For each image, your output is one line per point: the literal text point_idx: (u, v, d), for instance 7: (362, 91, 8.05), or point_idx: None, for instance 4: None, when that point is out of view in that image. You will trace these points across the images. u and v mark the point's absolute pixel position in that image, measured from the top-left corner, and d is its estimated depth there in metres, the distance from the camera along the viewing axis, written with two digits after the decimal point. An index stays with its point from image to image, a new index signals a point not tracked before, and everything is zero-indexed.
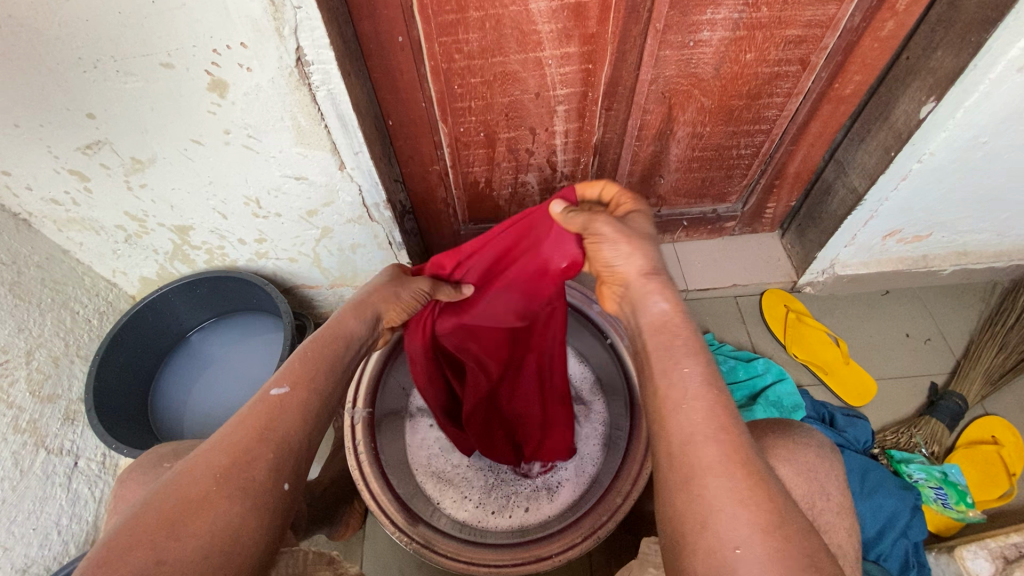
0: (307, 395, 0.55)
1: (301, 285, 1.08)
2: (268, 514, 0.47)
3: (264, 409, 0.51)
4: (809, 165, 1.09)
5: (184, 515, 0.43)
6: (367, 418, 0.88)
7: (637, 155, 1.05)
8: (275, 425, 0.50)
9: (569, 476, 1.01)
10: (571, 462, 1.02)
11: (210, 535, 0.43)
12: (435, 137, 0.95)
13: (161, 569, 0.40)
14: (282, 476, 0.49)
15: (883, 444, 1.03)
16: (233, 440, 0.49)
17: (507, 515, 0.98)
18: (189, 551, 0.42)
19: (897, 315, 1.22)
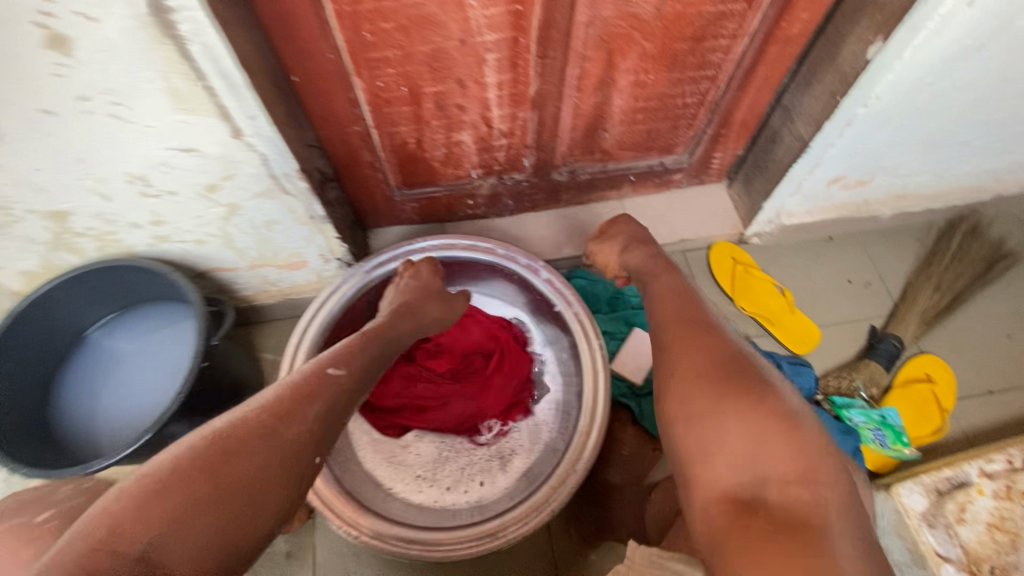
0: (350, 380, 0.67)
1: (215, 269, 0.97)
2: (294, 475, 0.56)
3: (299, 394, 0.61)
4: (755, 112, 1.05)
5: (228, 458, 0.52)
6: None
7: (578, 107, 0.97)
8: (313, 401, 0.61)
9: (523, 444, 0.99)
10: (526, 430, 1.00)
11: (246, 481, 0.52)
12: (351, 93, 0.84)
13: (203, 506, 0.48)
14: (305, 455, 0.57)
15: (826, 390, 1.05)
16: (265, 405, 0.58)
17: (462, 491, 0.95)
18: (221, 498, 0.49)
19: (840, 260, 1.23)
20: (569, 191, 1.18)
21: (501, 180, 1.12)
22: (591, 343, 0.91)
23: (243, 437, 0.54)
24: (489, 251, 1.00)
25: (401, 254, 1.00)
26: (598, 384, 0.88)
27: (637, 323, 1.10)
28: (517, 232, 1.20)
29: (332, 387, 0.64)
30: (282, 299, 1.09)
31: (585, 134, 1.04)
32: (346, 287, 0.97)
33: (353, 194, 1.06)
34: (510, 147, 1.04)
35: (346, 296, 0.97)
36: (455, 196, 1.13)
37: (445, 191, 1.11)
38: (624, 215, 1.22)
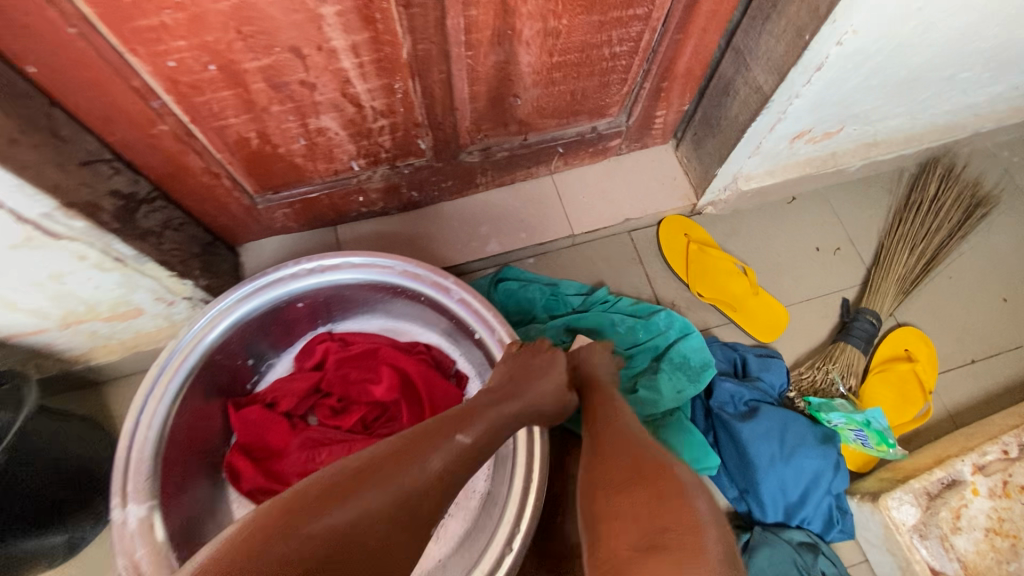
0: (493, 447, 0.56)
1: (14, 337, 0.71)
2: (395, 525, 0.45)
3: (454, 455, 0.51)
4: (702, 57, 0.83)
5: (378, 470, 0.46)
6: (150, 518, 0.65)
7: (475, 71, 0.73)
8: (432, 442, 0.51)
9: (453, 503, 0.80)
10: (455, 482, 0.81)
11: (360, 506, 0.44)
12: (132, 81, 0.58)
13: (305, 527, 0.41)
14: (401, 507, 0.46)
15: (800, 387, 0.91)
16: (405, 462, 0.48)
17: None
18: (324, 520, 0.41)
19: (805, 224, 1.07)
20: (485, 173, 0.96)
21: (395, 169, 0.88)
22: None
23: (347, 487, 0.44)
24: (385, 269, 0.79)
25: (271, 282, 0.78)
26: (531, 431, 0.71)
27: (579, 330, 0.92)
28: (428, 229, 0.98)
29: (468, 451, 0.53)
30: (129, 353, 0.84)
31: (492, 104, 0.81)
32: (201, 337, 0.75)
33: (196, 209, 0.80)
34: (396, 130, 0.80)
35: (203, 349, 0.75)
36: (340, 195, 0.89)
37: (324, 190, 0.87)
38: (557, 195, 1.01)
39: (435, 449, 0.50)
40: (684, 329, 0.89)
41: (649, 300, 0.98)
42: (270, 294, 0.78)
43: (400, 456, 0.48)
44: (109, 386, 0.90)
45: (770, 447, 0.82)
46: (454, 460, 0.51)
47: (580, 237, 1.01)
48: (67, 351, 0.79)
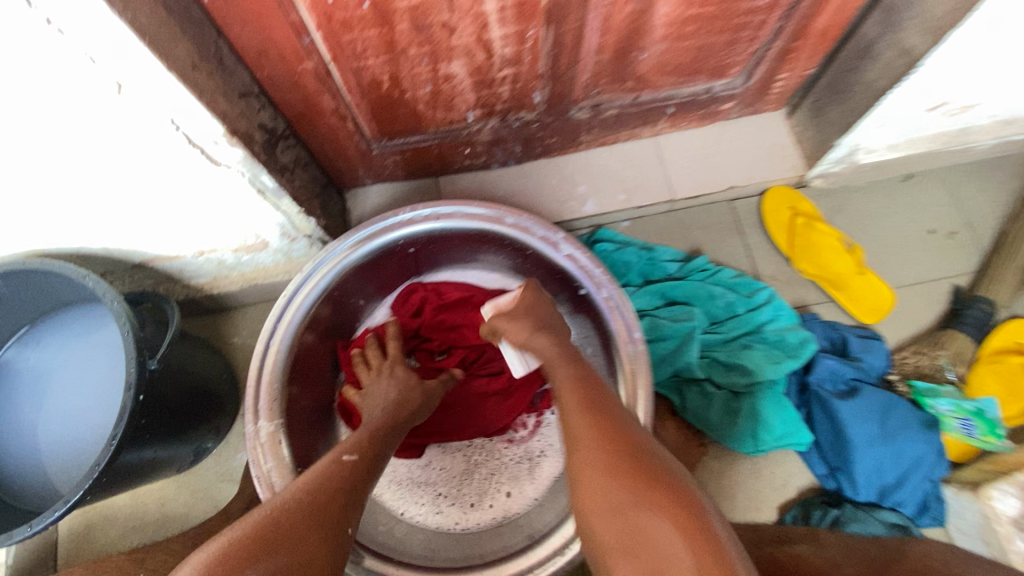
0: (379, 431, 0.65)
1: (154, 259, 0.78)
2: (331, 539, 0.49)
3: (330, 476, 0.55)
4: (843, 16, 0.78)
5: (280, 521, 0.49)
6: (277, 432, 0.71)
7: (608, 20, 0.71)
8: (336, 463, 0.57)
9: (552, 445, 0.84)
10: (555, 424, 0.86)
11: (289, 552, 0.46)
12: (291, 15, 0.60)
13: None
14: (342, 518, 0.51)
15: (903, 371, 0.88)
16: (303, 502, 0.51)
17: (487, 506, 0.82)
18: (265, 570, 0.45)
19: (919, 205, 1.01)
20: (591, 130, 0.94)
21: (505, 121, 0.88)
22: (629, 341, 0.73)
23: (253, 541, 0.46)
24: (495, 221, 0.79)
25: (386, 226, 0.79)
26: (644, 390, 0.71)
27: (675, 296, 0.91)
28: (529, 185, 0.98)
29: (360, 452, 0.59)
30: (247, 284, 0.90)
31: (615, 58, 0.79)
32: (320, 272, 0.77)
33: (319, 150, 0.83)
34: (516, 80, 0.79)
35: (324, 282, 0.77)
36: (449, 145, 0.90)
37: (435, 139, 0.88)
38: (659, 158, 0.99)
39: (320, 488, 0.53)
40: (777, 312, 0.87)
41: (748, 270, 0.96)
42: (383, 237, 0.79)
43: (291, 501, 0.51)
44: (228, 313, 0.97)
45: (870, 426, 0.80)
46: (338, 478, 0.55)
47: (680, 203, 0.99)
48: (200, 277, 0.85)
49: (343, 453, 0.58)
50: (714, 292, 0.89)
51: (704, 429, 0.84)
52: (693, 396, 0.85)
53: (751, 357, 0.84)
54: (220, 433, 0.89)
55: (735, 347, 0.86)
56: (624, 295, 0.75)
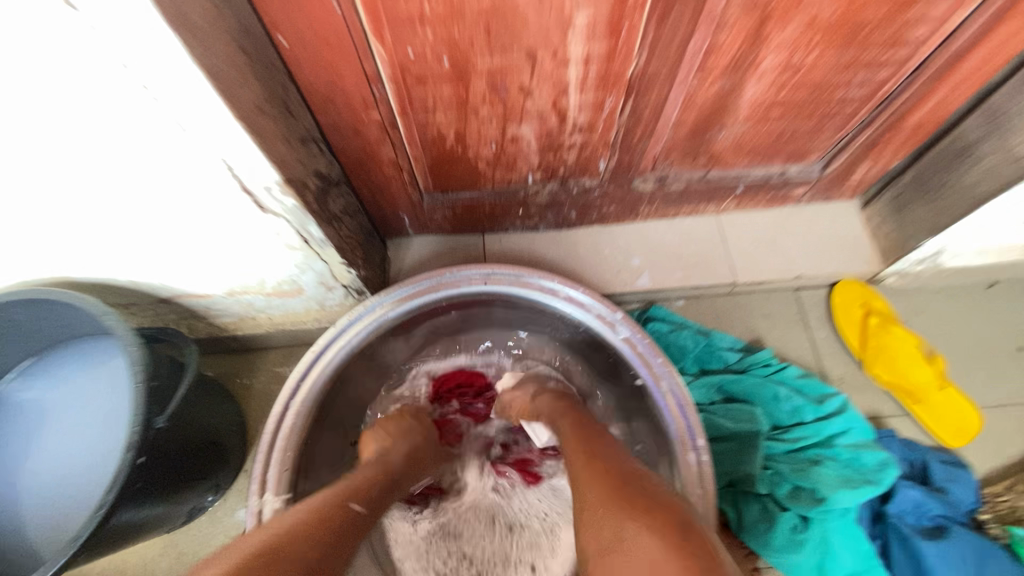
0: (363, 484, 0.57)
1: (182, 295, 0.73)
2: None
3: (342, 512, 0.49)
4: (942, 112, 0.73)
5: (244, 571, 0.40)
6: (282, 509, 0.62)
7: (692, 98, 0.67)
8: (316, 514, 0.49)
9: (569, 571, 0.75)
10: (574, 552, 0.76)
11: None
12: (366, 66, 0.57)
13: None
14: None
15: (998, 512, 0.76)
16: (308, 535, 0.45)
17: None
18: None
19: (1006, 318, 0.92)
20: (652, 203, 0.89)
21: (564, 187, 0.83)
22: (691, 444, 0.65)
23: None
24: (550, 293, 0.74)
25: (433, 284, 0.74)
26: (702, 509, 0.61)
27: (733, 392, 0.82)
28: (580, 253, 0.92)
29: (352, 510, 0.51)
30: (274, 328, 0.84)
31: (691, 135, 0.74)
32: (360, 325, 0.72)
33: (369, 198, 0.79)
34: (584, 147, 0.75)
35: (359, 337, 0.72)
36: (503, 204, 0.85)
37: (489, 198, 0.83)
38: (721, 238, 0.92)
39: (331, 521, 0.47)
40: (845, 424, 0.78)
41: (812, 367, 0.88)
42: (428, 297, 0.74)
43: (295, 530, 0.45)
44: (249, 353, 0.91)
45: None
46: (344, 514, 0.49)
47: (741, 287, 0.92)
48: (226, 318, 0.80)
49: (344, 498, 0.52)
50: (782, 395, 0.80)
51: (761, 553, 0.73)
52: (752, 511, 0.74)
53: (822, 475, 0.75)
54: (220, 487, 0.81)
55: (803, 461, 0.77)
56: (687, 391, 0.67)
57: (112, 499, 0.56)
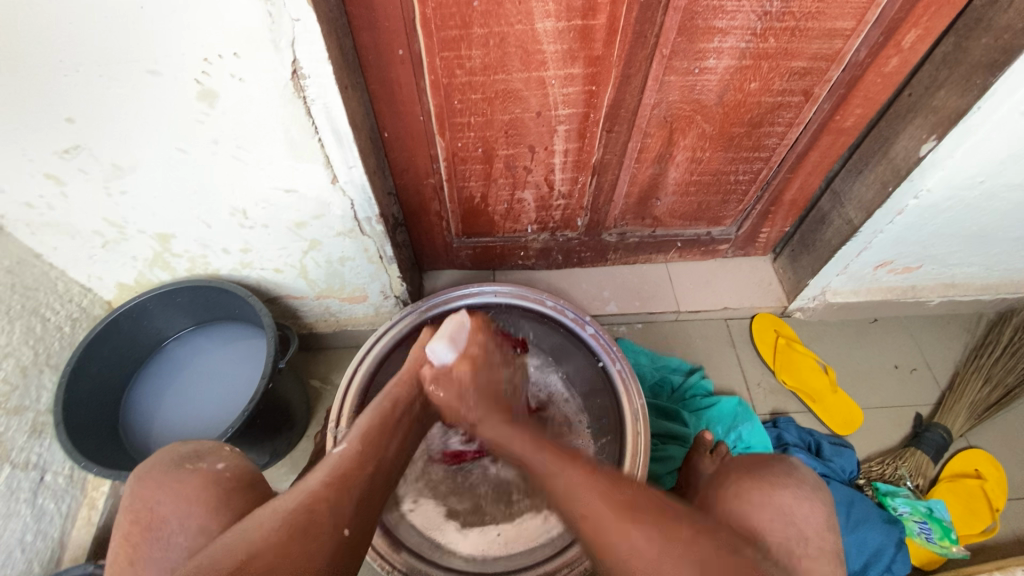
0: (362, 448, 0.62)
1: (287, 296, 1.03)
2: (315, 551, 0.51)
3: (334, 472, 0.58)
4: (805, 193, 1.09)
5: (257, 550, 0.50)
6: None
7: (635, 177, 1.03)
8: (341, 483, 0.57)
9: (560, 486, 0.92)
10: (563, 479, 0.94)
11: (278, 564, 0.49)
12: (431, 150, 0.93)
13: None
14: (338, 524, 0.53)
15: (869, 476, 1.04)
16: (300, 505, 0.54)
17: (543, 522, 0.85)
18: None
19: (884, 344, 1.23)
20: (617, 251, 1.23)
21: (553, 236, 1.18)
22: (633, 407, 0.90)
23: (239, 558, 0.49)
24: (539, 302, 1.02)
25: (456, 295, 1.03)
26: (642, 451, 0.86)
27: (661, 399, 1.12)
28: (566, 286, 1.25)
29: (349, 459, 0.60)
30: (338, 329, 1.15)
31: (639, 202, 1.10)
32: (403, 323, 1.00)
33: (416, 237, 1.13)
34: (566, 208, 1.10)
35: (401, 332, 0.99)
36: (509, 247, 1.19)
37: (500, 241, 1.18)
38: (669, 279, 1.25)
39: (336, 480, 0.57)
40: (750, 415, 1.07)
41: (738, 374, 1.17)
42: (450, 306, 1.02)
43: (302, 501, 0.54)
44: (314, 352, 1.20)
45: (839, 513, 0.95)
46: (335, 476, 0.57)
47: (684, 315, 1.23)
48: (307, 318, 1.10)
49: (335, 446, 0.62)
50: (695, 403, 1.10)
51: None
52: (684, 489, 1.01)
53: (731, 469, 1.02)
54: (289, 447, 1.06)
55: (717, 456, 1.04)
56: (632, 372, 0.93)
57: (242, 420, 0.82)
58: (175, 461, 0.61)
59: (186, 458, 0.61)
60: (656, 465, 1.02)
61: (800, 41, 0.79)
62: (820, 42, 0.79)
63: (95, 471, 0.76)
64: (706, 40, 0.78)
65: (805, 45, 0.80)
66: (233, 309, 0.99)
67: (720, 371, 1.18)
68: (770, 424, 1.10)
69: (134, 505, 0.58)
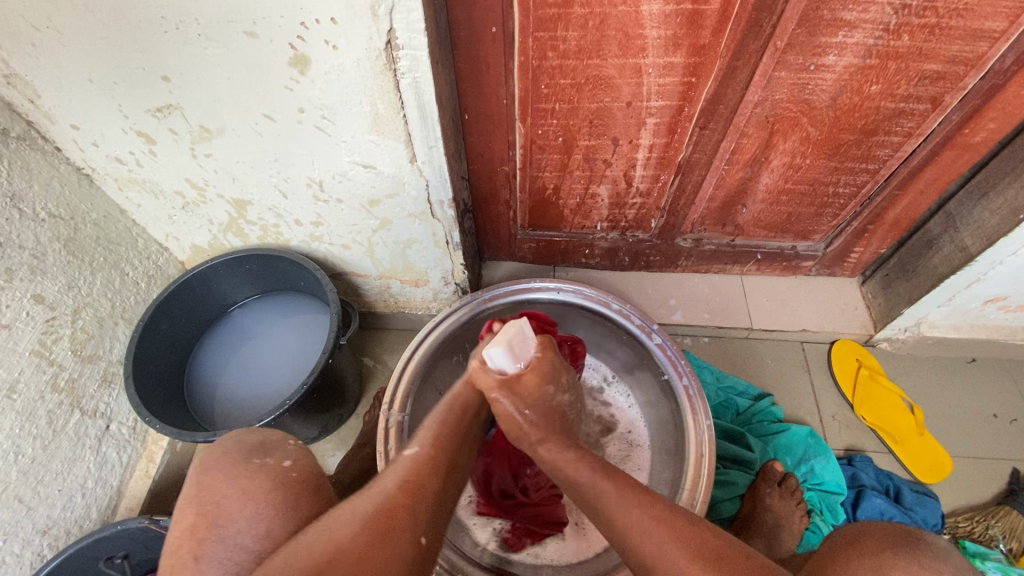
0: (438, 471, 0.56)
1: (350, 273, 1.02)
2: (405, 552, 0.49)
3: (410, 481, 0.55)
4: (912, 214, 0.98)
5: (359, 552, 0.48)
6: (402, 424, 0.86)
7: (723, 180, 0.96)
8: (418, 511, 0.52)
9: None
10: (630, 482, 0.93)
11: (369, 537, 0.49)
12: (510, 136, 0.89)
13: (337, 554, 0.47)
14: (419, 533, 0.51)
15: (955, 531, 0.95)
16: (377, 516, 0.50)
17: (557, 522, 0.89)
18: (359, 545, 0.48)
19: (982, 388, 1.11)
20: (689, 258, 1.15)
21: (624, 236, 1.12)
22: (699, 426, 0.84)
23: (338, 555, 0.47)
24: (605, 304, 0.97)
25: (519, 288, 0.99)
26: (704, 474, 0.80)
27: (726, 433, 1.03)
28: (630, 289, 1.19)
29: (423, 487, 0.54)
30: (396, 310, 1.14)
31: (722, 207, 1.02)
32: (462, 311, 0.97)
33: (482, 225, 1.10)
34: (642, 207, 1.04)
35: (459, 321, 0.96)
36: (575, 243, 1.14)
37: (567, 237, 1.13)
38: (742, 293, 1.17)
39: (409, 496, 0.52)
40: (823, 448, 0.99)
41: (810, 402, 1.08)
42: (512, 299, 0.99)
43: (390, 499, 0.52)
44: (369, 331, 1.20)
45: None
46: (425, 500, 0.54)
47: (755, 334, 1.15)
48: (366, 296, 1.09)
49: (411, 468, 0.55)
50: (759, 442, 1.01)
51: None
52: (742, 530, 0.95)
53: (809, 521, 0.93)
54: (338, 423, 1.06)
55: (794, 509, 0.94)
56: (701, 389, 0.87)
57: (298, 395, 0.82)
58: (230, 452, 0.60)
59: (251, 451, 0.60)
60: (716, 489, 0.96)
61: (938, 40, 0.70)
62: (963, 42, 0.70)
63: (158, 427, 0.78)
64: (830, 33, 0.70)
65: (944, 45, 0.70)
66: (298, 280, 0.99)
67: (791, 397, 1.09)
68: (843, 461, 1.01)
69: (196, 492, 0.56)
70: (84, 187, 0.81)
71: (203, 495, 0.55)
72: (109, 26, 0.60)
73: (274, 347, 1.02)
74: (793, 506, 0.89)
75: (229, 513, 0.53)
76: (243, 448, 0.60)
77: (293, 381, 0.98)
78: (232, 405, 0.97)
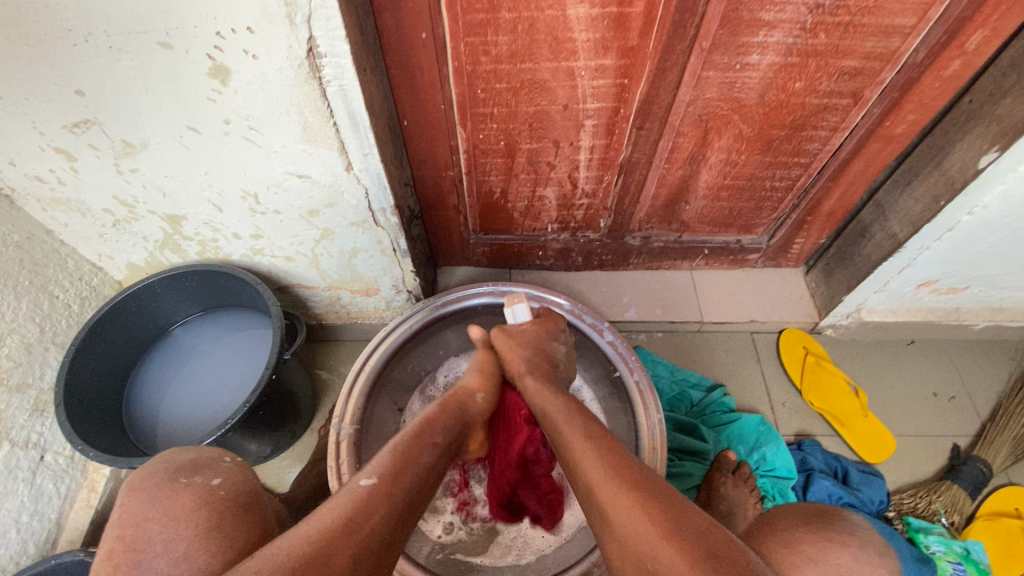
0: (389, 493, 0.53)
1: (297, 285, 1.00)
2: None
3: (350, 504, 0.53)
4: (846, 204, 1.02)
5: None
6: (354, 437, 0.84)
7: (664, 178, 0.98)
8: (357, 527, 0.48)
9: None
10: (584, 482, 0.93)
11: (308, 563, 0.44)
12: (452, 141, 0.89)
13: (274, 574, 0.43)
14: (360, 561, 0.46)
15: (899, 508, 0.98)
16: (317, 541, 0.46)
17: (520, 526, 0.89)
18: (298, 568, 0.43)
19: (921, 368, 1.16)
20: (640, 256, 1.17)
21: (574, 237, 1.13)
22: (650, 420, 0.85)
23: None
24: (556, 304, 0.97)
25: (470, 293, 0.98)
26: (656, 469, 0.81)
27: (681, 426, 1.04)
28: (584, 289, 1.20)
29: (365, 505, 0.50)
30: (349, 320, 1.12)
31: (666, 205, 1.05)
32: (414, 319, 0.96)
33: (432, 230, 1.10)
34: (589, 208, 1.05)
35: (410, 329, 0.95)
36: (527, 246, 1.15)
37: (519, 240, 1.13)
38: (693, 287, 1.20)
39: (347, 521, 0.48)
40: (773, 435, 1.02)
41: (761, 391, 1.11)
42: (463, 304, 0.98)
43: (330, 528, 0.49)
44: (322, 343, 1.18)
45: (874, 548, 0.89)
46: None
47: (706, 327, 1.17)
48: (316, 307, 1.07)
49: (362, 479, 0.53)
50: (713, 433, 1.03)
51: None
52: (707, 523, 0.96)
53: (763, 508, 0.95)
54: (292, 439, 1.04)
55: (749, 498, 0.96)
56: (651, 384, 0.88)
57: (241, 414, 0.80)
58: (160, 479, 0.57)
59: (184, 473, 0.57)
60: (671, 482, 0.97)
61: (853, 38, 0.73)
62: (876, 39, 0.73)
63: (91, 456, 0.75)
64: (751, 33, 0.72)
65: (858, 42, 0.73)
66: (242, 295, 0.97)
67: (743, 387, 1.12)
68: (793, 446, 1.04)
69: (123, 521, 0.53)
70: (4, 208, 0.77)
71: (132, 523, 0.53)
72: (15, 41, 0.57)
73: (219, 365, 1.00)
74: (746, 494, 0.92)
75: (156, 542, 0.51)
76: (173, 472, 0.58)
77: (241, 399, 0.95)
78: (177, 428, 0.94)
